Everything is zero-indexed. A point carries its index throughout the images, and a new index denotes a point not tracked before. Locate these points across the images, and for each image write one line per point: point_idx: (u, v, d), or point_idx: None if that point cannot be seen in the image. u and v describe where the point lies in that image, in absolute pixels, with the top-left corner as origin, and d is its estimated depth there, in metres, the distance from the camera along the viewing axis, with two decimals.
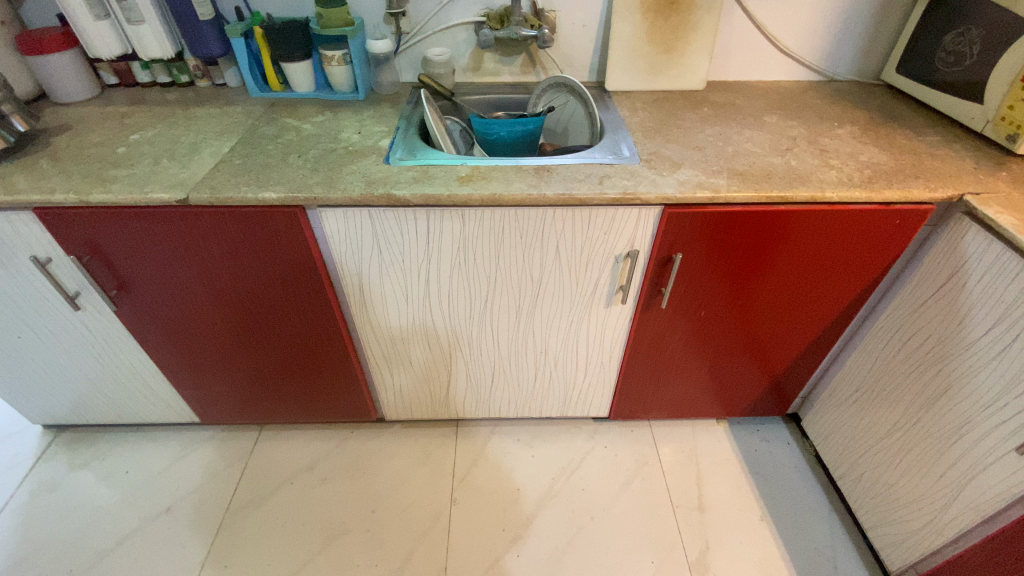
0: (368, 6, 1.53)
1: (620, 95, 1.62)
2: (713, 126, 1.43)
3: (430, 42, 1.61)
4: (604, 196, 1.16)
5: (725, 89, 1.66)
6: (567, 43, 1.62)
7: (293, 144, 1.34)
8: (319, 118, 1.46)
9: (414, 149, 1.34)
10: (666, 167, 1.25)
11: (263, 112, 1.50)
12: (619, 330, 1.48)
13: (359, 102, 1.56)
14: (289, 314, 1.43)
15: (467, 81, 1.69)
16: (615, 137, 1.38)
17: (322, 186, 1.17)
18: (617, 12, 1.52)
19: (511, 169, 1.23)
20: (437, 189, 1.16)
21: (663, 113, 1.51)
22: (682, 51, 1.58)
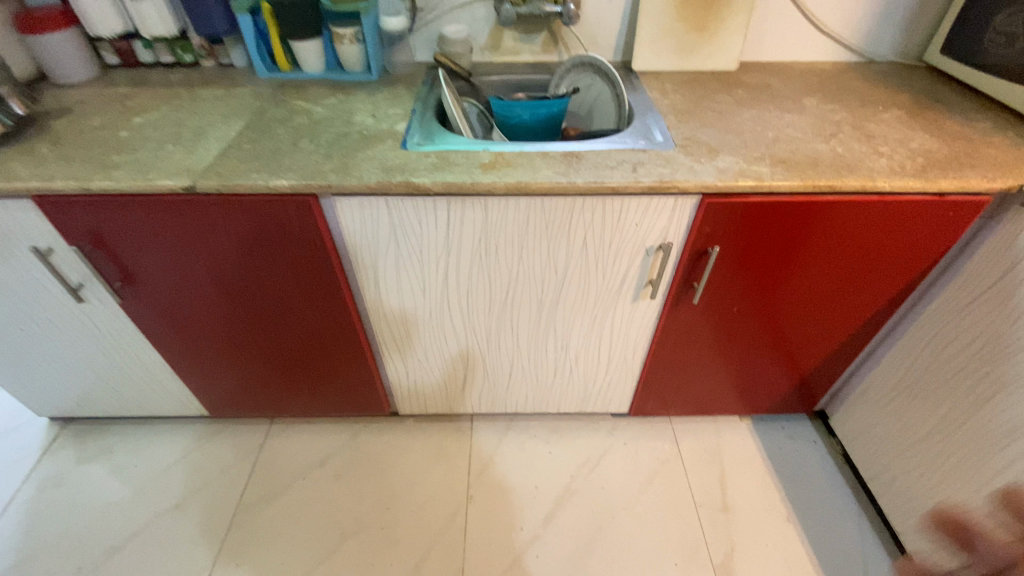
0: None
1: (648, 77, 1.53)
2: (750, 109, 1.34)
3: (446, 19, 1.52)
4: (639, 185, 1.08)
5: (759, 70, 1.56)
6: (592, 20, 1.52)
7: (304, 128, 1.26)
8: (331, 101, 1.38)
9: (432, 134, 1.25)
10: (703, 153, 1.16)
11: (271, 94, 1.42)
12: (645, 325, 1.42)
13: (372, 84, 1.47)
14: (302, 307, 1.37)
15: (485, 61, 1.60)
16: (645, 121, 1.30)
17: (336, 173, 1.09)
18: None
19: (537, 156, 1.15)
20: (459, 176, 1.09)
21: (695, 96, 1.42)
22: (715, 28, 1.48)
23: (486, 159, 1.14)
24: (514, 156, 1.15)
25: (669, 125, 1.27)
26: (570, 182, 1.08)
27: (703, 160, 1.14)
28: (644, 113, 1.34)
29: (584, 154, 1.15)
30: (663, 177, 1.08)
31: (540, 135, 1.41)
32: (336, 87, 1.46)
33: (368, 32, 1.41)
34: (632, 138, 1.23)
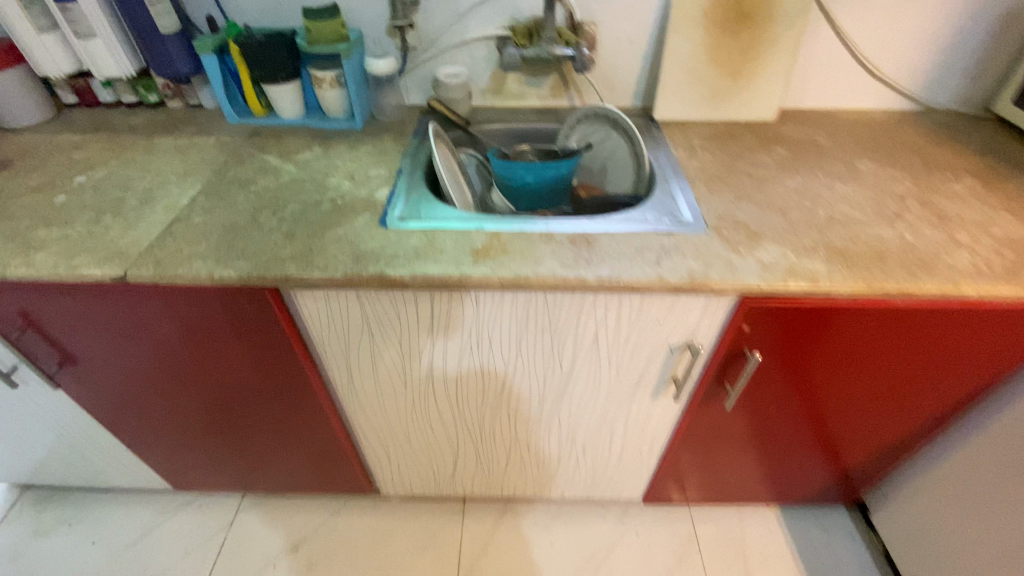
0: (367, 16, 1.26)
1: (672, 128, 1.33)
2: (794, 176, 1.13)
3: (442, 59, 1.33)
4: (665, 283, 0.87)
5: (801, 121, 1.36)
6: (609, 62, 1.33)
7: (269, 194, 1.07)
8: (305, 156, 1.19)
9: (418, 204, 1.06)
10: (743, 239, 0.96)
11: (240, 146, 1.24)
12: (664, 422, 1.21)
13: (355, 134, 1.29)
14: (267, 394, 1.19)
15: (486, 105, 1.41)
16: (670, 189, 1.10)
17: (296, 260, 0.90)
18: (674, 27, 1.22)
19: (541, 239, 0.95)
20: (444, 269, 0.89)
21: (728, 155, 1.22)
22: (752, 75, 1.28)
23: (479, 244, 0.95)
24: (513, 239, 0.96)
25: (700, 197, 1.07)
26: (580, 278, 0.88)
27: (743, 248, 0.94)
28: (669, 178, 1.14)
29: (598, 237, 0.95)
30: (695, 274, 0.88)
31: (547, 199, 1.22)
32: (314, 137, 1.27)
33: (350, 76, 1.22)
34: (656, 214, 1.03)
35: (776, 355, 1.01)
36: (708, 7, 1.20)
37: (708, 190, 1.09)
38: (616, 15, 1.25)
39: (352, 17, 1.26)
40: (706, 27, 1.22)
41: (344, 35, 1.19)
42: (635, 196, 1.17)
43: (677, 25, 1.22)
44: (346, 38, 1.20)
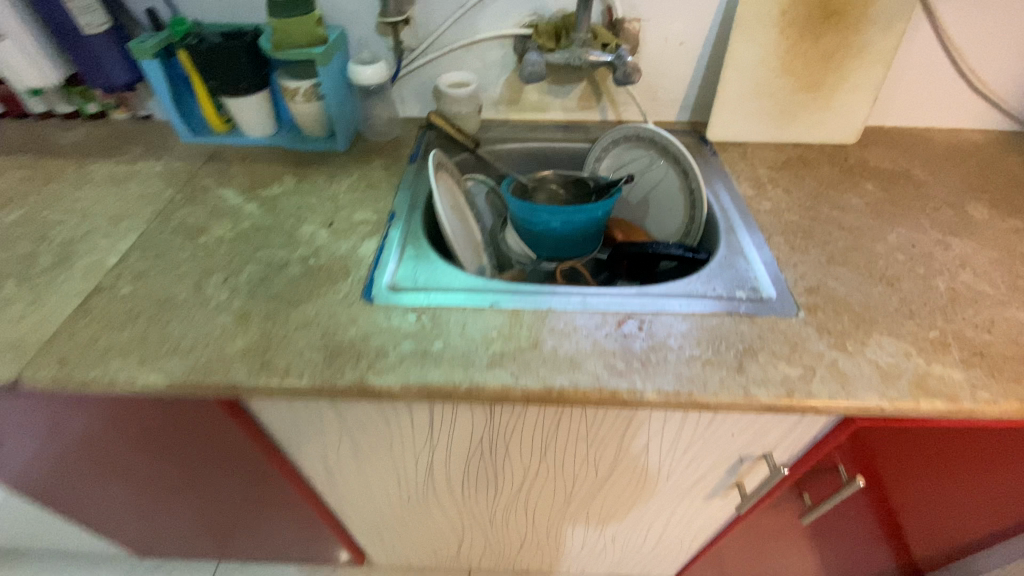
0: (351, 9, 0.99)
1: (730, 152, 1.07)
2: (894, 226, 0.89)
3: (446, 63, 1.07)
4: (752, 402, 0.64)
5: (888, 144, 1.10)
6: (653, 68, 1.07)
7: (223, 249, 0.83)
8: (273, 192, 0.94)
9: (413, 264, 0.81)
10: (846, 328, 0.72)
11: (193, 175, 0.99)
12: (714, 520, 1.00)
13: (337, 158, 1.04)
14: (229, 492, 0.98)
15: (500, 118, 1.16)
16: (738, 246, 0.86)
17: (249, 359, 0.67)
18: (741, 26, 0.96)
19: (579, 324, 0.71)
20: (448, 374, 0.65)
21: (805, 192, 0.97)
22: (834, 88, 1.02)
23: (495, 332, 0.71)
24: (540, 324, 0.72)
25: (779, 258, 0.83)
26: (637, 389, 0.64)
27: (848, 343, 0.70)
28: (735, 228, 0.89)
29: (654, 323, 0.72)
30: (792, 388, 0.64)
31: (576, 246, 0.97)
32: (286, 163, 1.02)
33: (330, 88, 0.97)
34: (724, 284, 0.79)
35: (877, 470, 0.79)
36: (787, 2, 0.93)
37: (788, 248, 0.85)
38: (666, 10, 0.99)
39: (332, 11, 1.00)
40: (782, 27, 0.96)
41: (319, 35, 0.92)
42: (690, 247, 0.93)
43: (745, 24, 0.96)
44: (321, 39, 0.93)
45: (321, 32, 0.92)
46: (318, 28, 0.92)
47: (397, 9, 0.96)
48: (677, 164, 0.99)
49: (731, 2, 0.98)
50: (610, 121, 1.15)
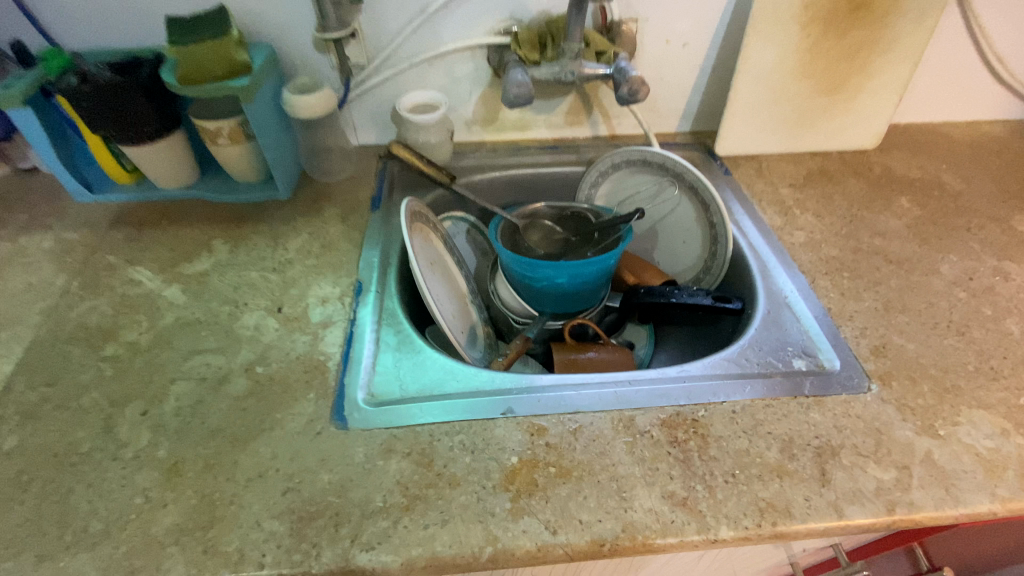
0: (281, 23, 0.78)
1: (744, 168, 0.94)
2: (944, 255, 0.78)
3: (406, 82, 0.88)
4: (847, 526, 0.51)
5: (910, 146, 0.99)
6: (651, 75, 0.91)
7: (140, 362, 0.63)
8: (201, 267, 0.74)
9: (394, 360, 0.63)
10: (928, 402, 0.60)
11: (93, 249, 0.77)
12: None
13: (281, 209, 0.83)
14: None
15: (475, 140, 0.97)
16: (781, 297, 0.72)
17: (185, 542, 0.49)
18: (756, 24, 0.81)
19: (618, 433, 0.56)
20: (460, 534, 0.49)
21: (838, 216, 0.84)
22: (857, 89, 0.90)
23: (515, 458, 0.54)
24: (571, 439, 0.55)
25: (832, 310, 0.70)
26: (708, 527, 0.49)
27: (937, 424, 0.58)
28: (772, 273, 0.76)
29: (710, 421, 0.57)
30: (892, 501, 0.52)
31: (583, 298, 0.82)
32: (215, 222, 0.81)
33: (259, 127, 0.76)
34: (777, 353, 0.65)
35: None
36: None
37: (837, 294, 0.72)
38: (668, 7, 0.83)
39: (256, 25, 0.79)
40: (803, 23, 0.82)
41: (237, 63, 0.70)
42: (719, 294, 0.79)
43: (761, 22, 0.81)
44: (241, 69, 0.71)
45: (239, 59, 0.71)
46: (235, 54, 0.70)
47: (339, 21, 0.75)
48: (691, 193, 0.85)
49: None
50: (603, 137, 0.99)
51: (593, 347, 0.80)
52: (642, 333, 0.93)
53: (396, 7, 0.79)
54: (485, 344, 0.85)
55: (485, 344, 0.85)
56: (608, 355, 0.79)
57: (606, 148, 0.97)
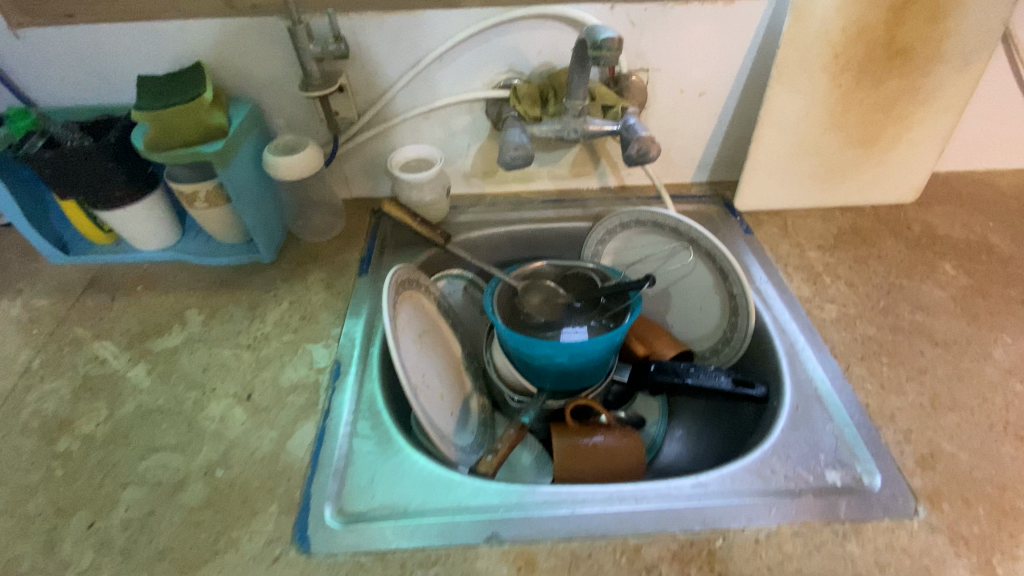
0: (264, 78, 0.73)
1: (767, 226, 0.85)
2: (998, 337, 0.69)
3: (398, 135, 0.82)
4: None
5: (953, 199, 0.89)
6: (664, 125, 0.84)
7: (93, 461, 0.58)
8: (170, 343, 0.68)
9: (370, 464, 0.57)
10: (986, 533, 0.51)
11: (61, 319, 0.72)
12: None
13: (262, 273, 0.78)
14: None
15: (474, 192, 0.91)
16: (812, 388, 0.64)
17: None
18: (780, 74, 0.74)
19: (619, 569, 0.49)
20: None
21: (873, 285, 0.75)
22: (895, 141, 0.81)
23: None
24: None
25: (869, 406, 0.61)
26: None
27: (998, 562, 0.49)
28: (801, 356, 0.67)
29: (727, 556, 0.49)
30: None
31: (587, 375, 0.74)
32: (192, 288, 0.76)
33: (237, 193, 0.70)
34: (807, 463, 0.57)
35: None
36: (842, 42, 0.71)
37: (875, 385, 0.64)
38: (682, 56, 0.76)
39: (237, 80, 0.73)
40: (833, 72, 0.74)
41: (213, 126, 0.65)
42: (741, 376, 0.70)
43: (786, 72, 0.74)
44: (217, 132, 0.66)
45: (216, 122, 0.66)
46: (211, 116, 0.65)
47: (324, 78, 0.70)
48: (708, 258, 0.77)
49: (765, 42, 0.75)
50: (612, 188, 0.92)
51: (598, 430, 0.72)
52: (655, 406, 0.84)
53: (386, 60, 0.73)
54: (478, 419, 0.77)
55: (479, 418, 0.78)
56: (616, 440, 0.71)
57: (615, 201, 0.90)
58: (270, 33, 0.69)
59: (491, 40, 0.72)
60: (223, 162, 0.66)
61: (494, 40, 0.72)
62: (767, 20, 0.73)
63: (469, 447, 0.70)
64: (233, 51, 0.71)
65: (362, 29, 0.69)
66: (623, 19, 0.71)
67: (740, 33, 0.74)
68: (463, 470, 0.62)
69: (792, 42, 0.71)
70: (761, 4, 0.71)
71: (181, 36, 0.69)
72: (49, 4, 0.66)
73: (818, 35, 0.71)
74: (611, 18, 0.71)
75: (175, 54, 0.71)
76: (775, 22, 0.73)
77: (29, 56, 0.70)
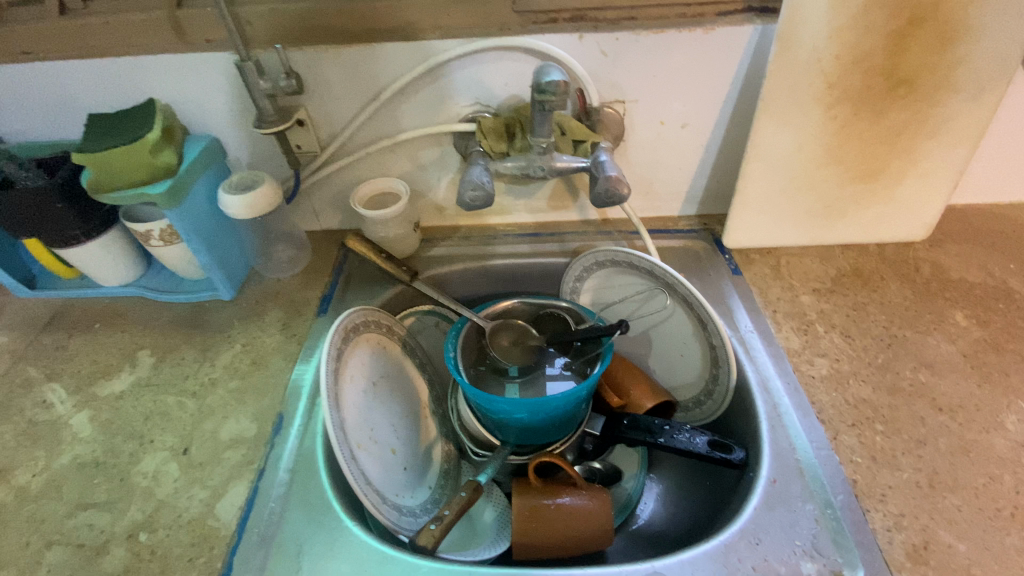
0: (221, 113, 0.71)
1: (759, 265, 0.79)
2: (1012, 404, 0.61)
3: (364, 168, 0.79)
4: None
5: (970, 237, 0.81)
6: (646, 158, 0.78)
7: (20, 518, 0.55)
8: (118, 387, 0.66)
9: (300, 532, 0.53)
10: None
11: (18, 358, 0.71)
12: None
13: (220, 312, 0.75)
14: None
15: (447, 225, 0.87)
16: (792, 459, 0.57)
17: None
18: (768, 105, 0.68)
19: None
20: None
21: (872, 337, 0.68)
22: (900, 177, 0.73)
23: None
24: None
25: (856, 484, 0.55)
26: None
27: None
28: (784, 420, 0.60)
29: None
30: None
31: (551, 431, 0.69)
32: (149, 327, 0.74)
33: (189, 234, 0.68)
34: (778, 550, 0.51)
35: None
36: (836, 71, 0.65)
37: (864, 458, 0.57)
38: (661, 86, 0.70)
39: (194, 115, 0.71)
40: (827, 104, 0.67)
41: (161, 166, 0.64)
42: (718, 438, 0.64)
43: (773, 103, 0.68)
44: (166, 172, 0.64)
45: (164, 162, 0.64)
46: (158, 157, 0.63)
47: (278, 113, 0.67)
48: (686, 305, 0.72)
49: (753, 71, 0.69)
50: (593, 221, 0.87)
51: (562, 490, 0.67)
52: (634, 458, 0.77)
53: (345, 94, 0.70)
54: (439, 470, 0.73)
55: (440, 469, 0.74)
56: (581, 503, 0.66)
57: (595, 236, 0.85)
58: (223, 68, 0.66)
59: (454, 73, 0.68)
60: (170, 203, 0.64)
61: (457, 72, 0.68)
62: (753, 48, 0.67)
63: (420, 505, 0.66)
64: (188, 86, 0.68)
65: (317, 63, 0.66)
66: (594, 50, 0.66)
67: (724, 62, 0.68)
68: (405, 538, 0.58)
69: (780, 72, 0.65)
70: (745, 31, 0.65)
71: (136, 73, 0.67)
72: (5, 42, 0.65)
73: (809, 64, 0.64)
74: (580, 48, 0.66)
75: (132, 91, 0.69)
76: (762, 50, 0.67)
77: None
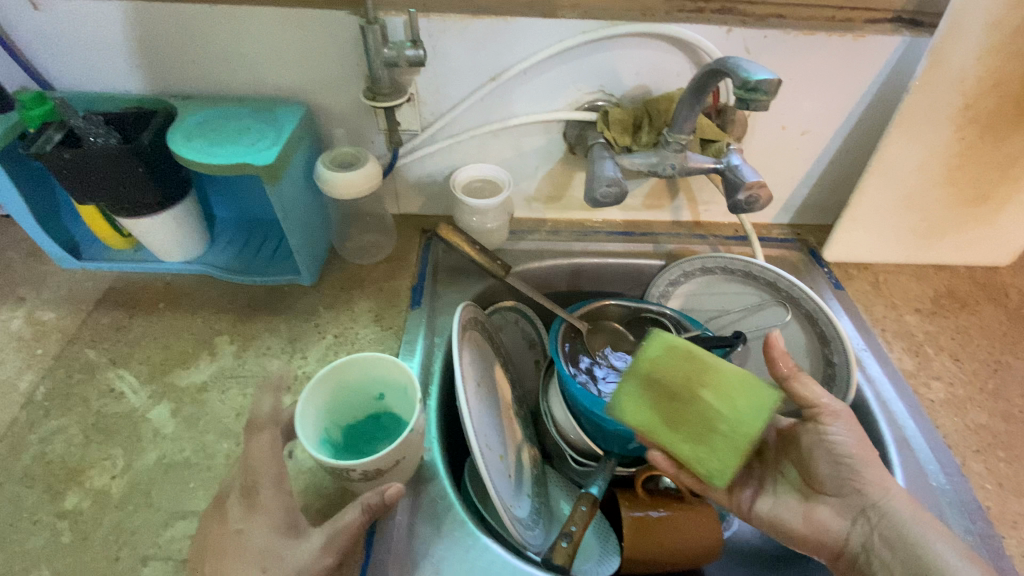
0: (324, 78, 0.64)
1: (859, 281, 0.78)
2: None
3: (463, 153, 0.73)
4: None
5: None
6: (758, 162, 0.75)
7: (106, 526, 0.49)
8: (198, 377, 0.60)
9: (437, 551, 0.50)
10: None
11: (72, 338, 0.63)
12: None
13: (302, 298, 0.69)
14: None
15: (536, 218, 0.82)
16: (922, 479, 0.57)
17: None
18: (901, 121, 0.65)
19: None
20: None
21: (978, 361, 0.69)
22: (1011, 205, 0.73)
23: None
24: None
25: (989, 511, 0.56)
26: None
27: None
28: (911, 444, 0.60)
29: None
30: None
31: None
32: (224, 311, 0.67)
33: (285, 213, 0.62)
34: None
35: None
36: (976, 92, 0.63)
37: (993, 485, 0.58)
38: (795, 87, 0.67)
39: (294, 80, 0.65)
40: (958, 124, 0.65)
41: (693, 400, 0.49)
42: None
43: (909, 119, 0.65)
44: (688, 400, 0.50)
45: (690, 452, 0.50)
46: (698, 385, 0.49)
47: (394, 85, 0.61)
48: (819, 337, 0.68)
49: (887, 82, 0.67)
50: (685, 223, 0.84)
51: (666, 504, 0.64)
52: None
53: (465, 71, 0.64)
54: (531, 477, 0.68)
55: (531, 476, 0.69)
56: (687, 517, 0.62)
57: (689, 239, 0.82)
58: (338, 29, 0.60)
59: (585, 56, 0.64)
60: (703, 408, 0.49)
61: (587, 56, 0.64)
62: (893, 61, 0.65)
63: (528, 517, 0.62)
64: (292, 45, 0.62)
65: (443, 34, 0.61)
66: (738, 45, 0.63)
67: (862, 71, 0.66)
68: (534, 556, 0.56)
69: (922, 90, 0.63)
70: (891, 41, 0.63)
71: (235, 26, 0.60)
72: None
73: (954, 83, 0.62)
74: (726, 43, 0.62)
75: (221, 43, 0.61)
76: (902, 63, 0.65)
77: (53, 32, 0.60)
